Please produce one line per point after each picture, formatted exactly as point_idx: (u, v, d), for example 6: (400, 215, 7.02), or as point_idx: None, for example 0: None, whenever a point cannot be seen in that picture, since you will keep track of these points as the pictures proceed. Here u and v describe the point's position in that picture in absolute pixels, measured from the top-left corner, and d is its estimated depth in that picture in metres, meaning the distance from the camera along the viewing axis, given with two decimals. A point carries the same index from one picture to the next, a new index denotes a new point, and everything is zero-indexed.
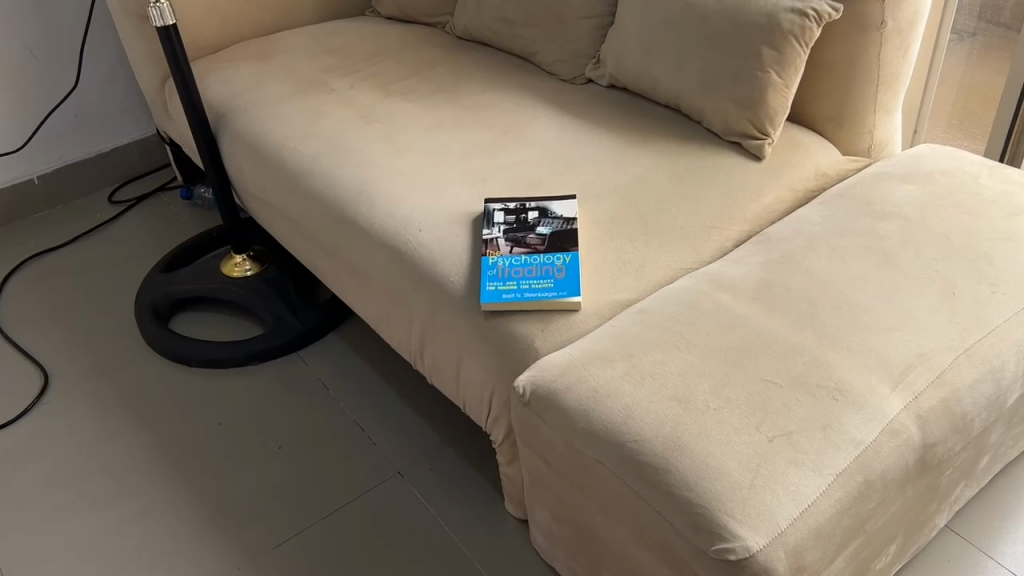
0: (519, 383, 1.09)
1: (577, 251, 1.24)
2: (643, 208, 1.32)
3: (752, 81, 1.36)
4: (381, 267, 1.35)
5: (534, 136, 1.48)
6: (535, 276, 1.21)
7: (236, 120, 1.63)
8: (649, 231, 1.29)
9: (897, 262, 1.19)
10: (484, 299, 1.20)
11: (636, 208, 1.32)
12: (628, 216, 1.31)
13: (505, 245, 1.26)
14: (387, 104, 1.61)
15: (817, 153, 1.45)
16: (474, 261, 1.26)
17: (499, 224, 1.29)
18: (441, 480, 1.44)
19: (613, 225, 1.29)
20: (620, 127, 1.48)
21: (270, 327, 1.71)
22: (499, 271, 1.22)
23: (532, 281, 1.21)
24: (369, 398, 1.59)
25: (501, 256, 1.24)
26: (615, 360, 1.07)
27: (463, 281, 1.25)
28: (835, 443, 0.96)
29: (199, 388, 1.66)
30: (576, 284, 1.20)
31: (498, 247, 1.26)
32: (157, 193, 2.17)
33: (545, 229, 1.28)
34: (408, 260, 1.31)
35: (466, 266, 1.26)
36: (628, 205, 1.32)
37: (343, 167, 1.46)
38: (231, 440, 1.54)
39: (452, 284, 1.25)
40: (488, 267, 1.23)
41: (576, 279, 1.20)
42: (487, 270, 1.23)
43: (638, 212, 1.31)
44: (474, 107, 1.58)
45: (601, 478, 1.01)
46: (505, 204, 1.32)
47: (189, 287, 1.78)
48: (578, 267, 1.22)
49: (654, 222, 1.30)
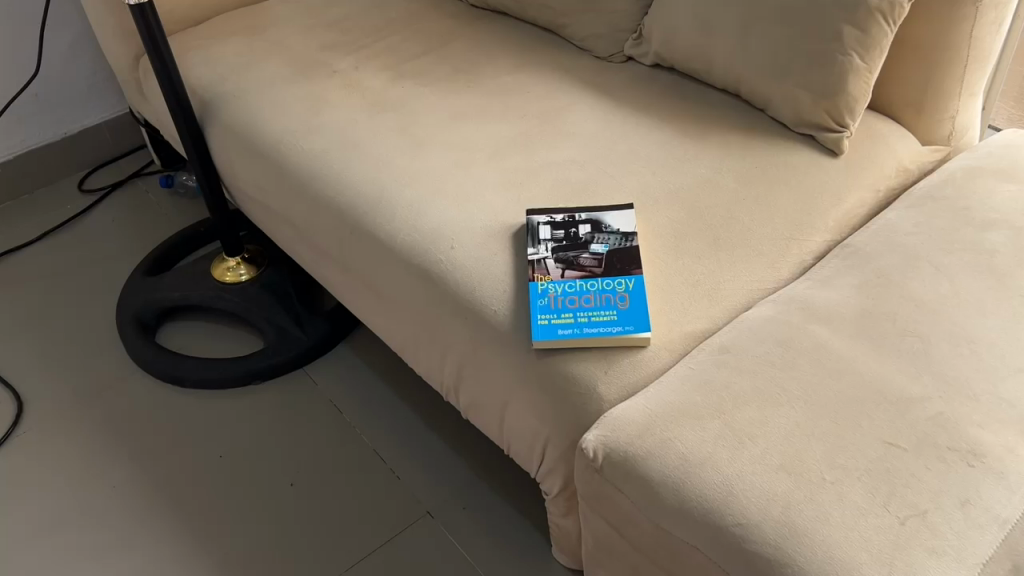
0: (589, 445, 0.93)
1: (640, 274, 1.07)
2: (709, 217, 1.14)
3: (831, 67, 1.18)
4: (409, 291, 1.16)
5: (574, 128, 1.29)
6: (594, 307, 1.04)
7: (225, 110, 1.42)
8: (718, 246, 1.12)
9: (1014, 284, 1.03)
10: (537, 336, 1.02)
11: (702, 218, 1.14)
12: (693, 227, 1.13)
13: (557, 268, 1.08)
14: (399, 89, 1.41)
15: (897, 144, 1.28)
16: (520, 286, 1.09)
17: (546, 241, 1.11)
18: (477, 520, 1.28)
19: (677, 239, 1.12)
20: (671, 117, 1.29)
21: (272, 341, 1.53)
22: (552, 301, 1.04)
23: (591, 312, 1.03)
24: (388, 424, 1.43)
25: (552, 282, 1.06)
26: (703, 418, 0.90)
27: (509, 311, 1.07)
28: (979, 524, 0.81)
29: (195, 413, 1.48)
30: (643, 316, 1.02)
31: (548, 271, 1.08)
32: (133, 179, 1.96)
33: (601, 247, 1.10)
34: (442, 285, 1.12)
35: (510, 292, 1.08)
36: (692, 213, 1.15)
37: (355, 168, 1.27)
38: (236, 475, 1.37)
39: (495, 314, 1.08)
40: (538, 295, 1.05)
41: (643, 310, 1.03)
42: (536, 300, 1.05)
43: (705, 222, 1.14)
44: (501, 92, 1.38)
45: (696, 563, 0.86)
46: (551, 215, 1.14)
47: (178, 295, 1.59)
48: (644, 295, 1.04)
49: (723, 235, 1.13)
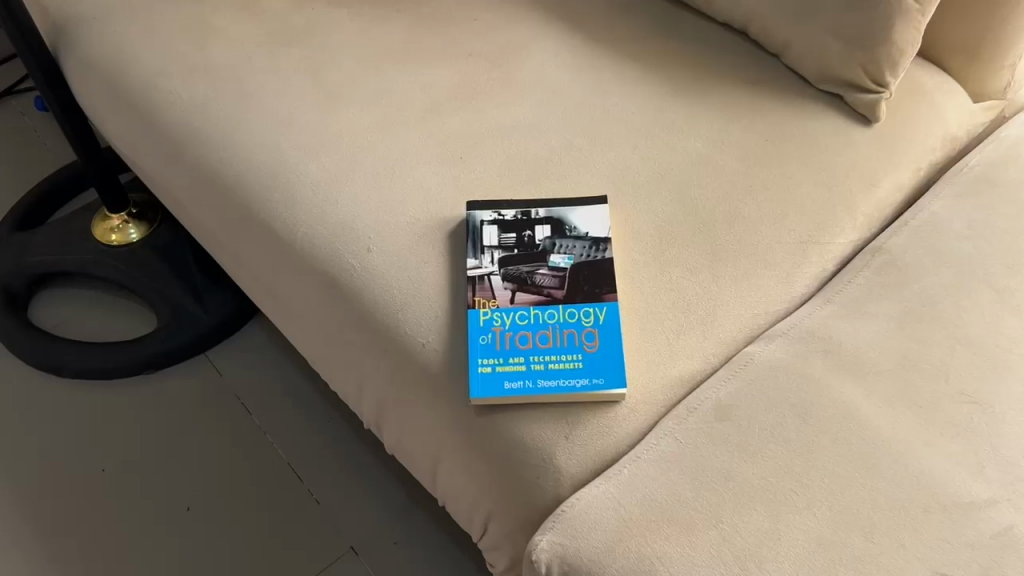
0: (540, 556, 0.69)
1: (614, 301, 0.81)
2: (706, 213, 0.88)
3: (874, 6, 0.88)
4: (315, 304, 0.89)
5: (535, 77, 1.00)
6: (552, 350, 0.78)
7: (84, 36, 1.10)
8: (715, 254, 0.86)
9: None
10: (473, 390, 0.77)
11: (696, 214, 0.87)
12: (683, 227, 0.87)
13: (505, 290, 0.82)
14: (310, 13, 1.09)
15: (945, 103, 1.00)
16: (457, 311, 0.83)
17: (492, 250, 0.84)
18: (411, 559, 1.06)
19: (663, 244, 0.86)
20: (660, 67, 1.00)
21: (166, 320, 1.26)
22: (498, 340, 0.79)
23: (549, 357, 0.78)
24: (308, 429, 1.19)
25: (498, 311, 0.80)
26: (694, 529, 0.67)
27: (441, 347, 0.81)
28: None
29: (75, 410, 1.22)
30: (617, 364, 0.77)
31: (493, 293, 0.82)
32: (6, 98, 1.62)
33: (564, 259, 0.83)
34: (356, 302, 0.86)
35: (443, 320, 0.82)
36: (683, 207, 0.88)
37: (247, 130, 0.97)
38: (120, 496, 1.13)
39: (423, 349, 0.82)
40: (478, 330, 0.79)
41: (617, 355, 0.78)
42: (477, 337, 0.79)
43: (700, 221, 0.87)
44: (440, 22, 1.07)
45: None
46: (500, 211, 0.86)
47: (51, 259, 1.30)
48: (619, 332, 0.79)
49: (723, 239, 0.87)
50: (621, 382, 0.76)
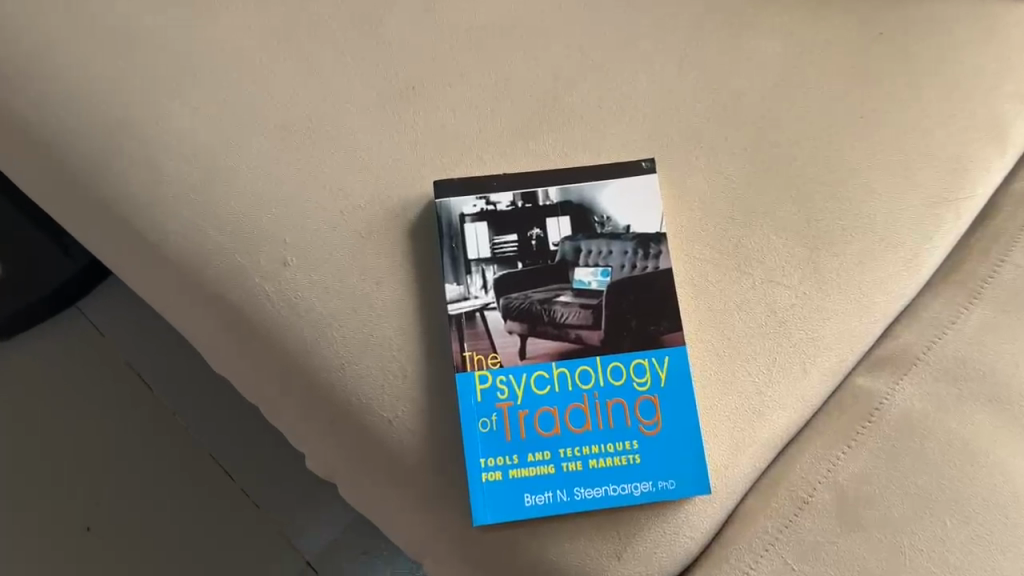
0: None
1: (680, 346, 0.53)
2: (799, 172, 0.58)
3: None
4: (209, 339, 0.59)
5: None
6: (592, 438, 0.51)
7: None
8: (816, 235, 0.57)
9: None
10: (480, 511, 0.51)
11: (785, 175, 0.58)
12: (768, 197, 0.57)
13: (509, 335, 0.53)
14: None
15: None
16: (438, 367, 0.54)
17: (483, 267, 0.54)
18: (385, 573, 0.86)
19: (741, 228, 0.56)
20: None
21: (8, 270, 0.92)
22: (507, 426, 0.52)
23: (589, 450, 0.51)
24: (233, 406, 0.92)
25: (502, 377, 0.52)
26: None
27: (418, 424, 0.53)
28: None
29: None
30: (693, 454, 0.51)
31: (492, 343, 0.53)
32: None
33: (596, 276, 0.53)
34: (275, 348, 0.56)
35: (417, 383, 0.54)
36: (766, 165, 0.58)
37: (64, 48, 0.60)
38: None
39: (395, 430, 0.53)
40: (477, 412, 0.52)
41: (690, 437, 0.52)
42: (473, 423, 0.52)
43: (792, 184, 0.58)
44: None
45: None
46: (487, 195, 0.55)
47: None
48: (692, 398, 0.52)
49: (826, 211, 0.58)
50: (699, 482, 0.51)
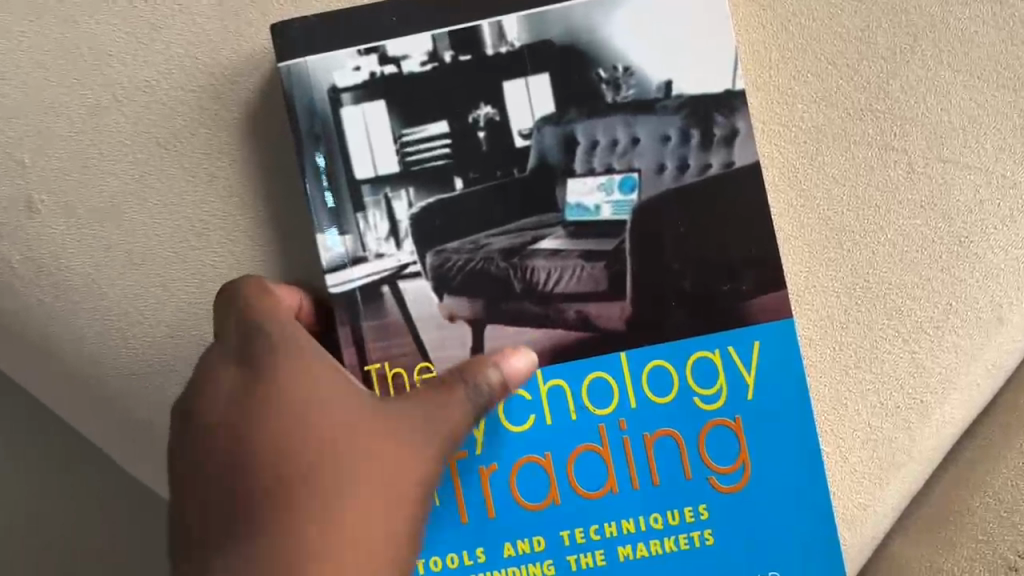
0: None
1: (779, 325, 0.27)
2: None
3: None
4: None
5: None
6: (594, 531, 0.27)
7: None
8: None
9: None
10: None
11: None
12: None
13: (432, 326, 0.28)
14: None
15: None
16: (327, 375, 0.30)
17: (384, 194, 0.27)
18: None
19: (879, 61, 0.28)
20: None
21: None
22: (465, 497, 0.28)
23: (619, 530, 0.27)
24: None
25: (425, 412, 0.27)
26: None
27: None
28: None
29: None
30: (812, 519, 0.27)
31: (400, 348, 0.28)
32: None
33: (606, 195, 0.27)
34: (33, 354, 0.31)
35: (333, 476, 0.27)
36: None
37: None
38: None
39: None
40: None
41: (804, 494, 0.27)
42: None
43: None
44: None
45: None
46: (380, 42, 0.27)
47: None
48: (809, 417, 0.27)
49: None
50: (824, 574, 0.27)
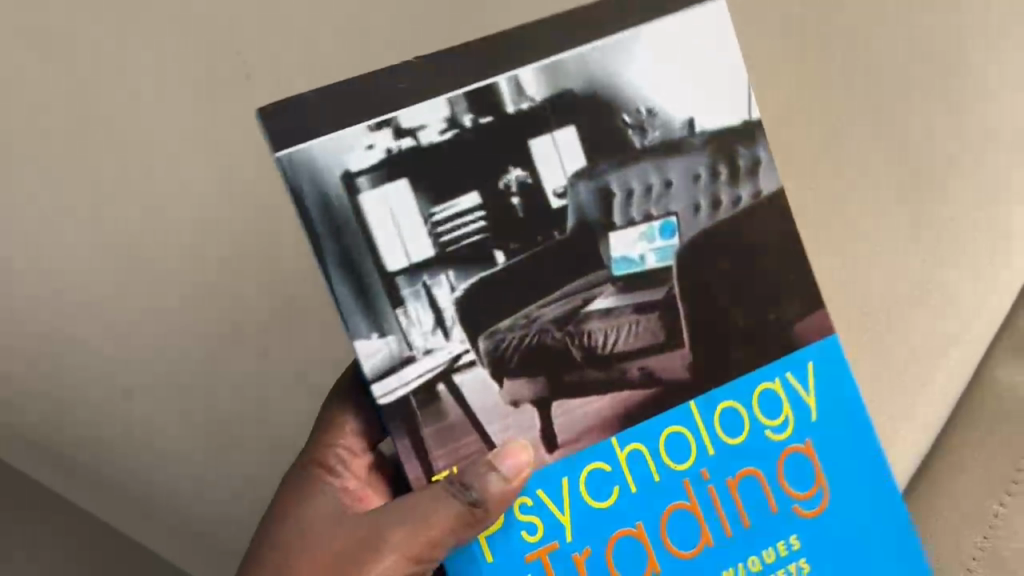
0: None
1: (826, 344, 0.27)
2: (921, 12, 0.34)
3: None
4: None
5: None
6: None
7: None
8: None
9: None
10: None
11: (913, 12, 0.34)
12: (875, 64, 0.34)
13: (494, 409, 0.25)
14: None
15: None
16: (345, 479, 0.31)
17: (423, 282, 0.24)
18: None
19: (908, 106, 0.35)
20: None
21: None
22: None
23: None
24: None
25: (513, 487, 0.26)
26: None
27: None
28: None
29: None
30: (889, 527, 0.28)
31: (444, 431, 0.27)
32: None
33: (649, 244, 0.26)
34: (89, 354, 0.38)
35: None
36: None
37: None
38: None
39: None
40: None
41: (881, 502, 0.28)
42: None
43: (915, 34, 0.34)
44: None
45: None
46: (393, 114, 0.24)
47: None
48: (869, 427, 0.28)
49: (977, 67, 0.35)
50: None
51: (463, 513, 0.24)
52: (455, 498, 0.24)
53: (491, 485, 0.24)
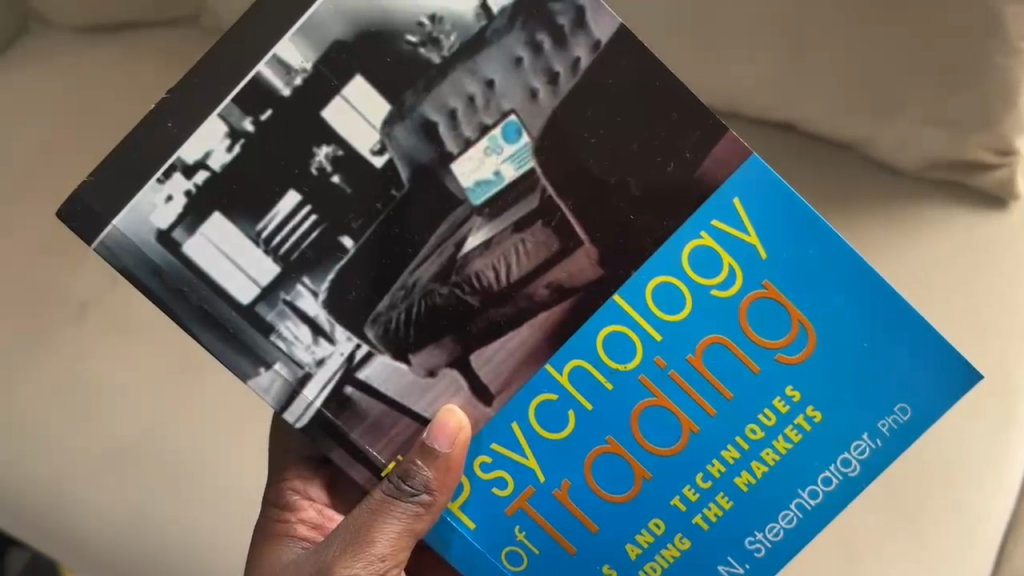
0: None
1: (749, 173, 0.23)
2: (937, 179, 0.37)
3: None
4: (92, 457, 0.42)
5: None
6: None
7: None
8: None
9: None
10: None
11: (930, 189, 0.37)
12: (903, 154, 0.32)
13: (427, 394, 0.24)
14: None
15: None
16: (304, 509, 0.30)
17: (282, 301, 0.23)
18: None
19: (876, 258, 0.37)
20: None
21: None
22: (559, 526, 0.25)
23: (727, 462, 0.25)
24: None
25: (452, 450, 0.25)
26: None
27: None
28: None
29: None
30: (907, 338, 0.24)
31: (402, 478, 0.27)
32: None
33: (498, 156, 0.23)
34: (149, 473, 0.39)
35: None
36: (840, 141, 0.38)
37: None
38: None
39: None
40: (492, 548, 0.25)
41: (883, 317, 0.24)
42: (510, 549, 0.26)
43: (916, 118, 0.35)
44: None
45: None
46: (170, 157, 0.23)
47: None
48: (840, 243, 0.23)
49: (989, 157, 0.35)
50: (952, 385, 0.24)
51: (414, 506, 0.24)
52: (403, 501, 0.24)
53: (432, 478, 0.24)
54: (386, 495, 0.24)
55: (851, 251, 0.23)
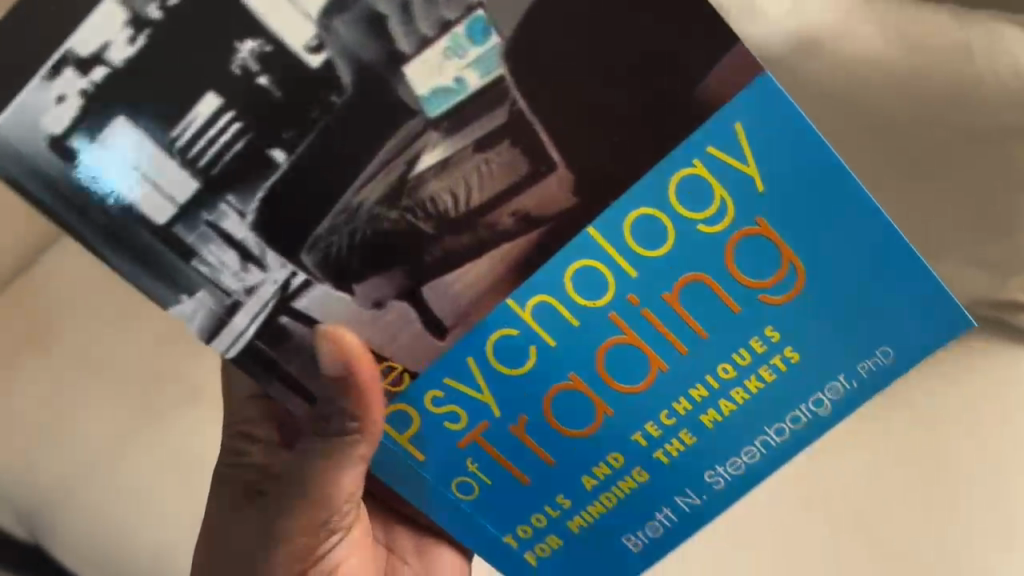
0: None
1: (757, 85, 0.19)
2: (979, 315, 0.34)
3: None
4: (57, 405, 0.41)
5: None
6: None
7: None
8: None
9: None
10: None
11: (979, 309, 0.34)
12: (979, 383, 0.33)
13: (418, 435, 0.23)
14: None
15: None
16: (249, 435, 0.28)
17: (204, 222, 0.20)
18: None
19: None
20: None
21: None
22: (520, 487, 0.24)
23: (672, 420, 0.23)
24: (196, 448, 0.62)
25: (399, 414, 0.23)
26: None
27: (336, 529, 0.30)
28: None
29: None
30: (902, 274, 0.21)
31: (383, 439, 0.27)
32: None
33: (461, 58, 0.19)
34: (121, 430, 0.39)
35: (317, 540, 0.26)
36: None
37: None
38: None
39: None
40: (442, 479, 0.24)
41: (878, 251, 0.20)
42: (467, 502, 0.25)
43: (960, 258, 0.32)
44: None
45: None
46: (56, 45, 0.18)
47: None
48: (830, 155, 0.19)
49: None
50: (941, 314, 0.21)
51: (351, 432, 0.22)
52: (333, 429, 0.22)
53: (348, 408, 0.22)
54: (314, 421, 0.23)
55: (834, 165, 0.19)
